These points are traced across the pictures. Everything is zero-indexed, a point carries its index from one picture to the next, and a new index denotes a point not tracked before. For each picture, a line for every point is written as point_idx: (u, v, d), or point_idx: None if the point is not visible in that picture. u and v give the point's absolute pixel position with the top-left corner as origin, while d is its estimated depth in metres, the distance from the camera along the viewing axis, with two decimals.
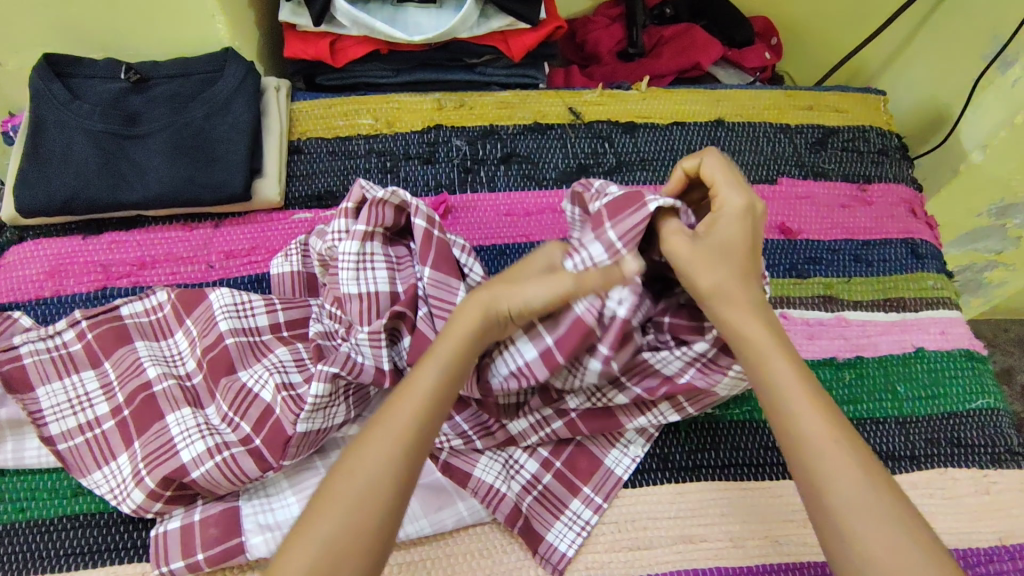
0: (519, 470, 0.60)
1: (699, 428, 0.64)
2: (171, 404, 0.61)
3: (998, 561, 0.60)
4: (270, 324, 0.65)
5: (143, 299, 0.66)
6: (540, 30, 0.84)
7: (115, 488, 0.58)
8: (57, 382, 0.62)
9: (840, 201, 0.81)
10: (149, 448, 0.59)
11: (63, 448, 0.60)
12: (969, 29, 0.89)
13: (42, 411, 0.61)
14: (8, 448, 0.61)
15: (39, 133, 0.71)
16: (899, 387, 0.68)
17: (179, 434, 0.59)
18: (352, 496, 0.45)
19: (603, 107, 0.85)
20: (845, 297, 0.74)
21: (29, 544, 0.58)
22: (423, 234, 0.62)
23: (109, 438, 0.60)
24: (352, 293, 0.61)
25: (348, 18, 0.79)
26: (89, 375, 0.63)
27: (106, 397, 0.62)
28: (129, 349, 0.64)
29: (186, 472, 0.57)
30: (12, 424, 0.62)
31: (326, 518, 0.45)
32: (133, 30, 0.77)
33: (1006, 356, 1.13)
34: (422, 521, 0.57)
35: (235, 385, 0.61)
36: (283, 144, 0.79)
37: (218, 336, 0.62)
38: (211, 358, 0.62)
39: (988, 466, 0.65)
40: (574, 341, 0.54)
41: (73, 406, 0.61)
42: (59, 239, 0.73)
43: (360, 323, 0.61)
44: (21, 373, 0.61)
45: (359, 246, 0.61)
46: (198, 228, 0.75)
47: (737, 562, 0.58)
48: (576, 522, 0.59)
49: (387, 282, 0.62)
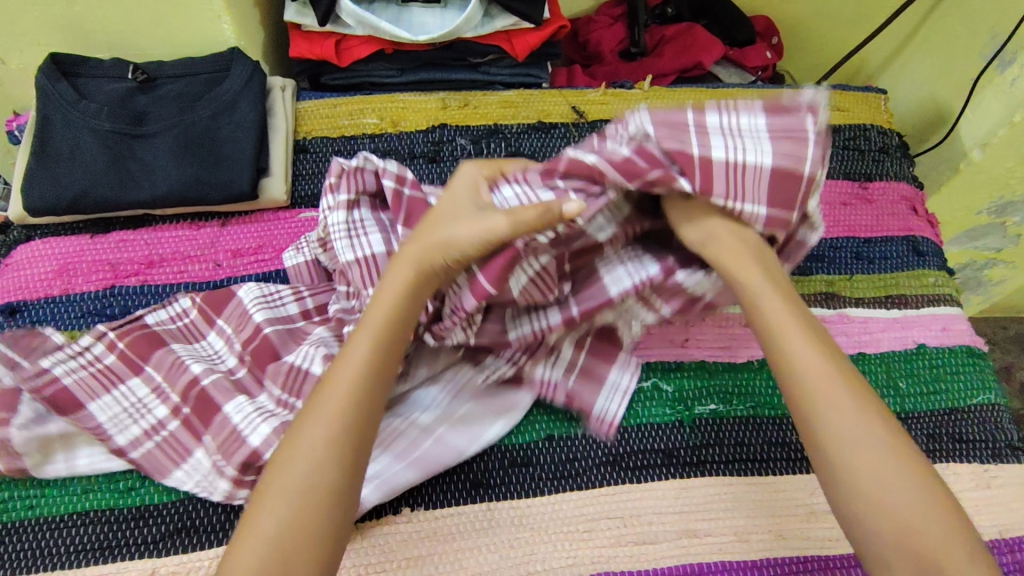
0: (558, 357, 0.65)
1: (704, 424, 0.65)
2: (224, 394, 0.61)
3: (999, 554, 0.60)
4: (301, 311, 0.68)
5: (167, 307, 0.68)
6: (543, 30, 0.85)
7: (201, 483, 0.58)
8: (106, 396, 0.62)
9: (841, 198, 0.82)
10: (218, 440, 0.59)
11: (136, 456, 0.59)
12: (968, 28, 0.90)
13: (101, 424, 0.60)
14: (59, 462, 0.60)
15: (46, 132, 0.71)
16: (901, 383, 0.69)
17: (240, 421, 0.59)
18: (296, 487, 0.45)
19: (606, 105, 0.86)
20: (847, 293, 0.75)
21: (36, 541, 0.57)
22: (393, 194, 0.64)
23: (178, 437, 0.60)
24: (350, 260, 0.64)
25: (354, 18, 0.80)
26: (137, 382, 0.63)
27: (160, 400, 0.62)
28: (167, 350, 0.64)
29: (261, 456, 0.57)
30: (63, 437, 0.60)
31: (271, 511, 0.45)
32: (140, 31, 0.77)
33: (1005, 353, 1.14)
34: (498, 427, 0.63)
35: (281, 367, 0.61)
36: (289, 143, 0.79)
37: (255, 328, 0.65)
38: (254, 349, 0.64)
39: (989, 461, 0.66)
40: (501, 264, 0.55)
41: (131, 414, 0.61)
42: (66, 239, 0.74)
43: (365, 286, 0.63)
44: (67, 394, 0.61)
45: (346, 214, 0.65)
46: (204, 227, 0.76)
47: (742, 556, 0.58)
48: (617, 390, 0.65)
49: (381, 241, 0.64)
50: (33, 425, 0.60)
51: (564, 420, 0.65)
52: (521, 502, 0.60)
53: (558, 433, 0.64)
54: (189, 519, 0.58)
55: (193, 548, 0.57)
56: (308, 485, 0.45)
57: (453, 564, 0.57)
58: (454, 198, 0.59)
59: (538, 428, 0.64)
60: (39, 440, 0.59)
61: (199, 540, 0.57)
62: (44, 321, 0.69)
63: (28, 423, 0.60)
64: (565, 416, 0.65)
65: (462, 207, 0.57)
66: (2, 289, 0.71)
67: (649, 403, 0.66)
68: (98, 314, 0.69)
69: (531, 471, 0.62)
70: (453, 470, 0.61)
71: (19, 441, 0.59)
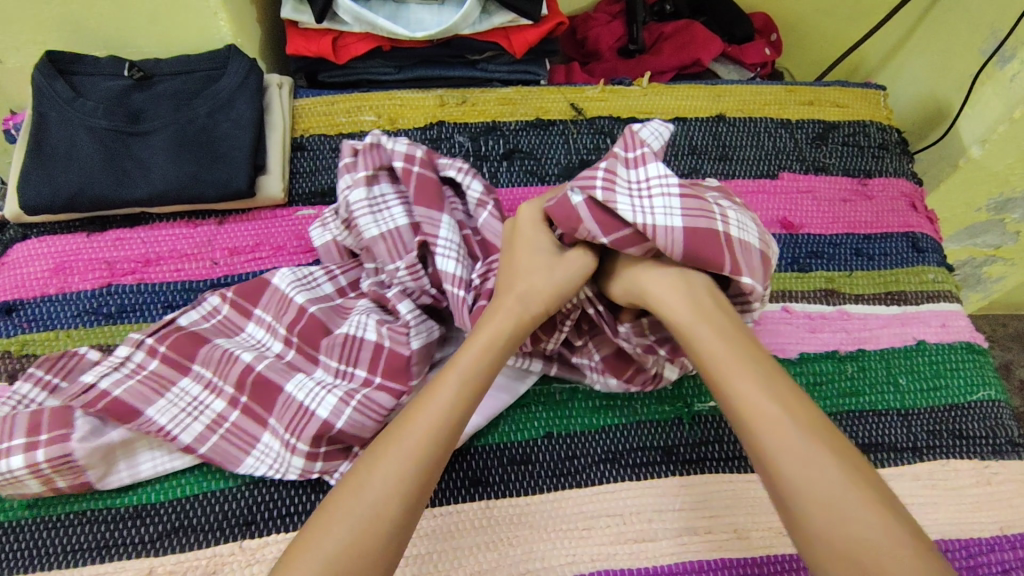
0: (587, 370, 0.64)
1: (704, 420, 0.65)
2: (282, 375, 0.62)
3: (1000, 550, 0.60)
4: (335, 289, 0.70)
5: (198, 306, 0.66)
6: (541, 26, 0.85)
7: (275, 464, 0.59)
8: (162, 399, 0.60)
9: (840, 195, 0.82)
10: (285, 420, 0.60)
11: (205, 451, 0.59)
12: (967, 25, 0.90)
13: (163, 426, 0.59)
14: (122, 471, 0.59)
15: (43, 131, 0.71)
16: (901, 380, 0.69)
17: (304, 397, 0.60)
18: (361, 518, 0.44)
19: (604, 102, 0.86)
20: (847, 290, 0.75)
21: (34, 540, 0.57)
22: (405, 171, 0.67)
23: (243, 426, 0.60)
24: (374, 236, 0.65)
25: (351, 15, 0.79)
26: (188, 382, 0.61)
27: (214, 394, 0.61)
28: (212, 345, 0.63)
29: (332, 425, 0.58)
30: (125, 443, 0.59)
31: (333, 533, 0.44)
32: (137, 28, 0.77)
33: (1005, 350, 1.14)
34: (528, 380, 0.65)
35: (336, 340, 0.63)
36: (287, 141, 0.79)
37: (299, 308, 0.66)
38: (302, 329, 0.65)
39: (989, 458, 0.65)
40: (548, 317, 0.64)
41: (190, 412, 0.60)
42: (64, 237, 0.74)
43: (393, 260, 0.65)
44: (122, 404, 0.59)
45: (366, 191, 0.67)
46: (202, 224, 0.75)
47: (739, 554, 0.58)
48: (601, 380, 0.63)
49: (403, 215, 0.67)
50: (91, 437, 0.58)
51: (561, 415, 0.65)
52: (520, 500, 0.60)
53: (557, 431, 0.64)
54: (187, 519, 0.58)
55: (193, 547, 0.57)
56: (374, 518, 0.45)
57: (452, 562, 0.56)
58: (528, 245, 0.61)
59: (535, 425, 0.64)
60: (102, 451, 0.58)
61: (195, 539, 0.57)
62: (41, 320, 0.68)
63: (86, 435, 0.57)
64: (560, 414, 0.65)
65: (540, 251, 0.60)
66: None
67: (650, 403, 0.66)
68: (94, 314, 0.69)
69: (530, 469, 0.62)
70: (449, 468, 0.61)
71: (82, 453, 0.57)
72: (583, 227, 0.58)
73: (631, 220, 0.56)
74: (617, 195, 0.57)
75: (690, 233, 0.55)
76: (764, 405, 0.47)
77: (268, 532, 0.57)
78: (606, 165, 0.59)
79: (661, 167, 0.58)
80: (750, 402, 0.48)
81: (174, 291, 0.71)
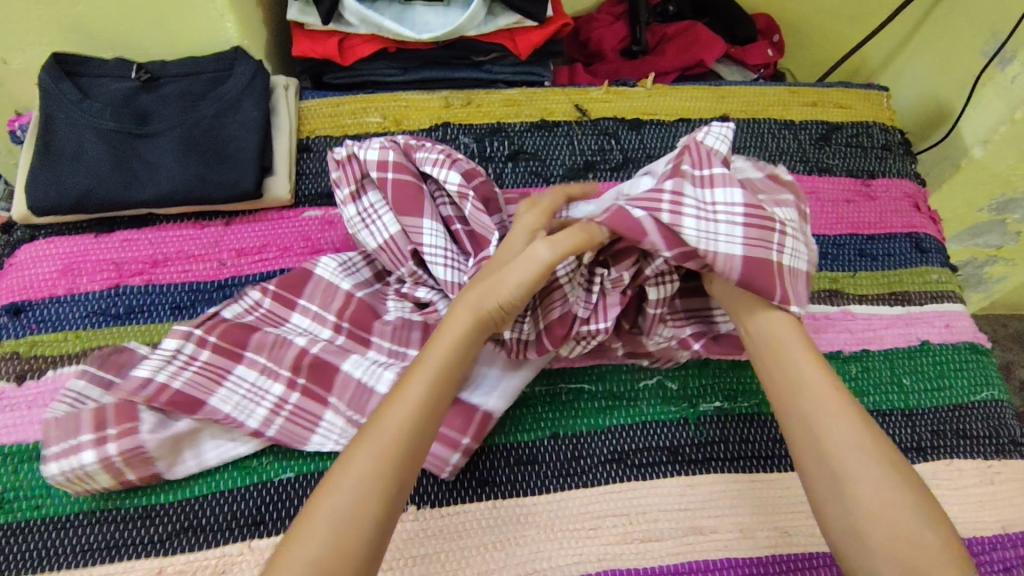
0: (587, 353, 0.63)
1: (709, 420, 0.66)
2: (338, 355, 0.64)
3: (1003, 549, 0.60)
4: (376, 274, 0.72)
5: (240, 300, 0.67)
6: (546, 27, 0.85)
7: (340, 440, 0.60)
8: (222, 389, 0.61)
9: (843, 195, 0.82)
10: (346, 398, 0.62)
11: (274, 434, 0.60)
12: (968, 26, 0.90)
13: (228, 414, 0.60)
14: (188, 460, 0.60)
15: (50, 132, 0.71)
16: (905, 380, 0.69)
17: (361, 375, 0.63)
18: (342, 509, 0.45)
19: (608, 104, 0.86)
20: (851, 290, 0.75)
21: (44, 541, 0.57)
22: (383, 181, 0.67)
23: (305, 406, 0.61)
24: (372, 245, 0.68)
25: (357, 17, 0.80)
26: (243, 369, 0.62)
27: (273, 377, 0.62)
28: (263, 332, 0.64)
29: None
30: (191, 434, 0.60)
31: (316, 524, 0.44)
32: (144, 30, 0.77)
33: (1006, 350, 1.15)
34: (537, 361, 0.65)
35: (389, 322, 0.66)
36: (292, 143, 0.79)
37: (346, 294, 0.67)
38: (352, 314, 0.66)
39: (992, 457, 0.66)
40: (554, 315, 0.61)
41: (251, 398, 0.61)
42: (70, 239, 0.74)
43: (396, 267, 0.67)
44: (184, 395, 0.59)
45: (355, 206, 0.68)
46: (209, 226, 0.76)
47: (745, 553, 0.58)
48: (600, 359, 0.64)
49: (393, 221, 0.67)
50: (159, 429, 0.59)
51: (569, 415, 0.65)
52: (528, 500, 0.60)
53: (564, 431, 0.64)
54: (196, 518, 0.58)
55: (204, 546, 0.57)
56: (353, 510, 0.45)
57: (459, 562, 0.57)
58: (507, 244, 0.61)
59: (543, 426, 0.64)
60: (171, 442, 0.59)
61: (204, 539, 0.57)
62: (48, 321, 0.69)
63: (154, 428, 0.58)
64: (567, 415, 0.65)
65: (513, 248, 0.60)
66: (6, 290, 0.71)
67: (658, 403, 0.66)
68: (101, 315, 0.69)
69: (538, 469, 0.62)
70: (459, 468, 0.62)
71: (154, 445, 0.58)
72: (647, 241, 0.57)
73: (694, 243, 0.56)
74: (684, 218, 0.57)
75: (747, 261, 0.56)
76: (837, 412, 0.51)
77: (278, 532, 0.58)
78: (673, 183, 0.59)
79: (728, 192, 0.58)
80: (819, 409, 0.51)
81: (181, 292, 0.71)
